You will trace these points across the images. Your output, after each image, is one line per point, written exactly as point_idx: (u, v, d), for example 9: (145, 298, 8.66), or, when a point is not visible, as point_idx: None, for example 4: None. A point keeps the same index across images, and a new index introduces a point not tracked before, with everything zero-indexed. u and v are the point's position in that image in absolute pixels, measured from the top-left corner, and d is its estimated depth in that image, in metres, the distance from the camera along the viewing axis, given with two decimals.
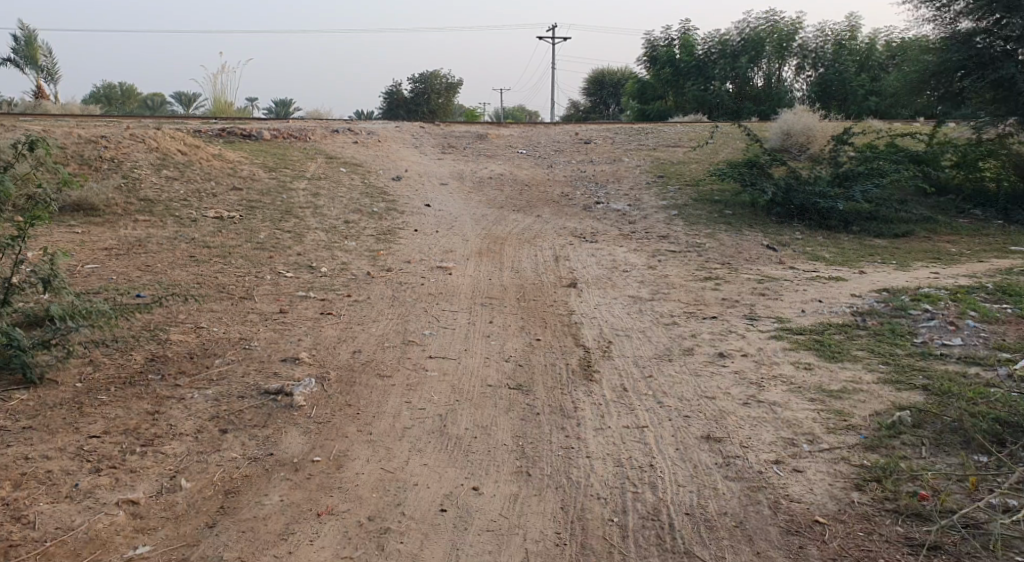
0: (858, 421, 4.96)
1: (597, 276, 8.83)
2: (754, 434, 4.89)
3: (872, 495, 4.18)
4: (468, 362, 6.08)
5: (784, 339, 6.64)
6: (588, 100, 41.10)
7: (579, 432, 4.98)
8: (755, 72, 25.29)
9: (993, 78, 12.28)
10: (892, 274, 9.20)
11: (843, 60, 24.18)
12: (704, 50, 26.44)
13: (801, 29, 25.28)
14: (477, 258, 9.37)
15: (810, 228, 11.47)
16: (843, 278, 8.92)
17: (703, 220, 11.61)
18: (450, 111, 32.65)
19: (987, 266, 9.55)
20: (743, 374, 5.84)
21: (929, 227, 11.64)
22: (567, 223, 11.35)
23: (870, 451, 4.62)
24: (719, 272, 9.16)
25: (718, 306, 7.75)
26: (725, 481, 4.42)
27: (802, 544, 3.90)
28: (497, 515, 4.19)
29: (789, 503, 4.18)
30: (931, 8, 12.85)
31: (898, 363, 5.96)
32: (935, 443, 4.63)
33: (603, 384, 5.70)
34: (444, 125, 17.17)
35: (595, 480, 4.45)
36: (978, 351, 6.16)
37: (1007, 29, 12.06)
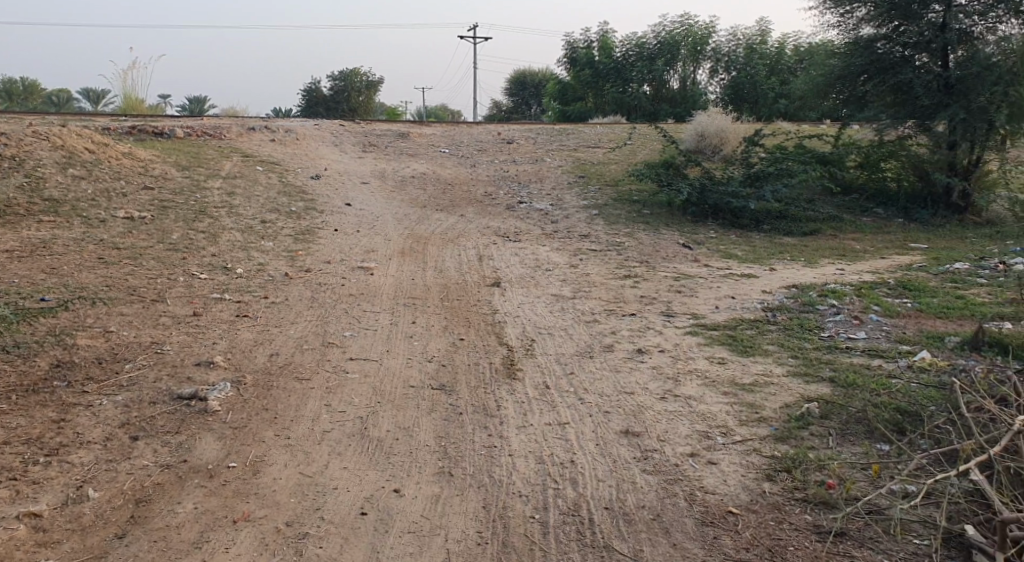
0: (768, 414, 5.13)
1: (519, 274, 8.88)
2: (671, 428, 4.99)
3: (783, 485, 4.32)
4: (389, 363, 6.04)
5: (699, 335, 6.81)
6: (510, 100, 41.30)
7: (500, 430, 5.00)
8: (671, 75, 25.94)
9: (893, 82, 12.83)
10: (801, 270, 9.53)
11: (754, 65, 24.85)
12: (622, 52, 26.78)
13: (714, 33, 26.16)
14: (399, 258, 9.31)
15: (725, 228, 11.80)
16: (755, 275, 9.20)
17: (623, 219, 11.79)
18: (371, 109, 32.36)
19: (889, 262, 9.99)
20: (660, 370, 5.96)
21: (836, 225, 12.12)
22: (489, 222, 11.36)
23: (780, 442, 4.77)
24: (638, 270, 9.32)
25: (637, 303, 7.89)
26: (643, 475, 4.50)
27: (716, 534, 3.98)
28: (419, 517, 4.17)
29: (704, 495, 4.29)
30: (835, 14, 13.34)
31: (805, 356, 6.18)
32: (841, 433, 4.82)
33: (526, 382, 5.74)
34: (364, 123, 16.99)
35: (517, 479, 4.47)
36: (880, 344, 6.43)
37: (904, 36, 12.59)
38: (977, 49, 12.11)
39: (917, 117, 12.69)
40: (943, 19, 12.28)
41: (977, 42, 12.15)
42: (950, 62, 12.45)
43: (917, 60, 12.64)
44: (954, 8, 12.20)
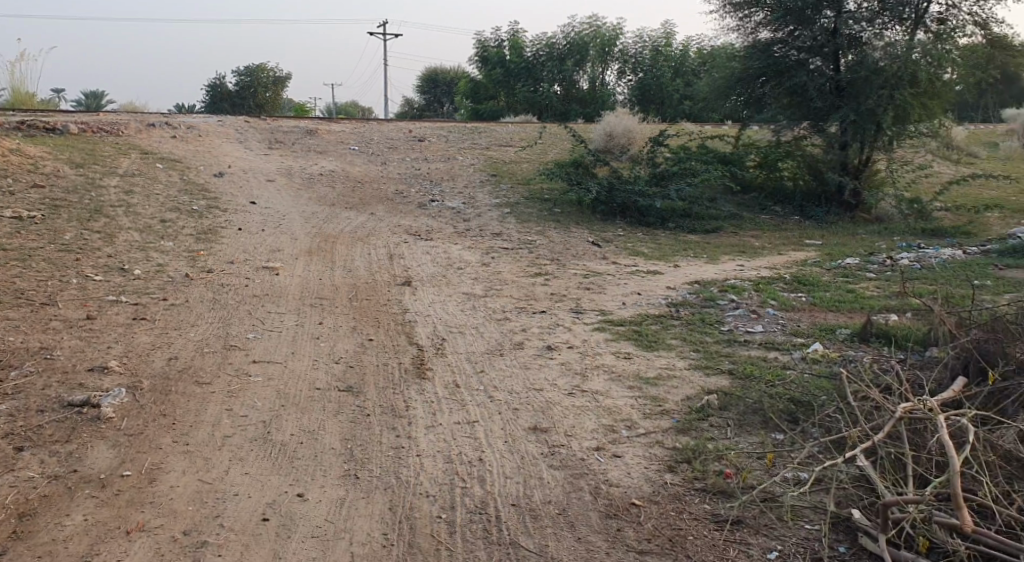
0: (671, 406, 5.25)
1: (430, 273, 8.84)
2: (577, 423, 5.06)
3: (684, 476, 4.43)
4: (294, 365, 5.93)
5: (606, 331, 6.92)
6: (421, 98, 41.04)
7: (408, 431, 4.98)
8: (580, 75, 26.44)
9: (788, 85, 13.32)
10: (704, 266, 9.79)
11: (661, 65, 25.63)
12: (532, 52, 26.89)
13: (622, 35, 26.95)
14: (306, 257, 9.15)
15: (632, 225, 12.03)
16: (660, 272, 9.40)
17: (534, 217, 11.88)
18: (278, 106, 31.63)
19: (786, 258, 10.37)
20: (568, 366, 6.04)
21: (737, 223, 12.51)
22: (400, 221, 11.28)
23: (682, 434, 4.90)
24: (549, 268, 9.41)
25: (547, 301, 7.97)
26: (550, 470, 4.55)
27: (620, 526, 4.03)
28: (322, 521, 4.11)
29: (609, 488, 4.35)
30: (734, 18, 13.70)
31: (706, 349, 6.36)
32: (739, 424, 4.98)
33: (435, 382, 5.72)
34: (271, 120, 16.62)
35: (424, 479, 4.45)
36: (776, 336, 6.67)
37: (799, 40, 13.08)
38: (865, 54, 12.64)
39: (812, 118, 13.34)
40: (834, 24, 12.79)
41: (865, 47, 12.67)
42: (841, 66, 13.00)
43: (811, 64, 13.14)
44: (844, 14, 12.72)
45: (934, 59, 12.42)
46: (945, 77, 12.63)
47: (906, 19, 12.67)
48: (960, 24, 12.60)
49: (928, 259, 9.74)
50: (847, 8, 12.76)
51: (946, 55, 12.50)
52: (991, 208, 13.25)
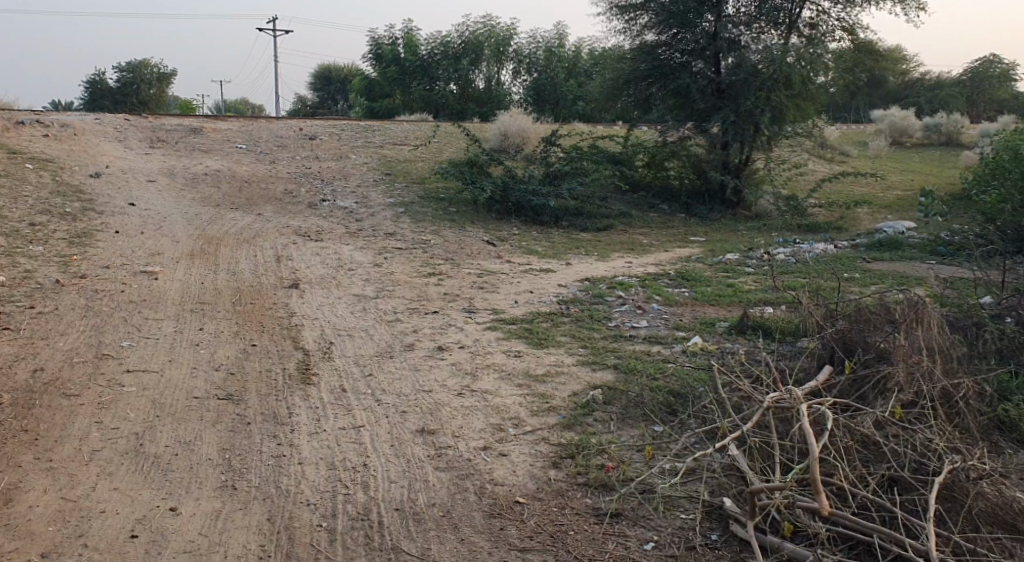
0: (558, 403, 5.31)
1: (320, 275, 8.68)
2: (465, 423, 5.05)
3: (568, 472, 4.48)
4: (171, 374, 5.70)
5: (498, 329, 6.94)
6: (315, 95, 40.33)
7: (291, 439, 4.86)
8: (476, 74, 26.32)
9: (673, 87, 13.67)
10: (594, 264, 9.96)
11: (555, 67, 26.07)
12: (427, 51, 26.68)
13: (516, 35, 27.00)
14: (188, 260, 8.82)
15: (526, 224, 12.12)
16: (552, 270, 9.49)
17: (428, 217, 11.81)
18: (164, 103, 30.48)
19: (673, 255, 10.66)
20: (458, 365, 6.03)
21: (626, 221, 12.78)
22: (289, 221, 11.01)
23: (567, 429, 4.96)
24: (442, 268, 9.37)
25: (439, 301, 7.92)
26: (436, 472, 4.51)
27: (503, 525, 4.02)
28: (196, 536, 3.96)
29: (494, 487, 4.34)
30: (621, 20, 13.91)
31: (594, 346, 6.45)
32: (622, 418, 5.07)
33: (321, 387, 5.61)
34: (152, 118, 15.97)
35: (305, 487, 4.35)
36: (659, 331, 6.85)
37: (682, 43, 13.53)
38: (744, 57, 13.10)
39: (695, 119, 13.75)
40: (714, 28, 13.17)
41: (744, 51, 13.14)
42: (722, 68, 13.39)
43: (694, 66, 13.55)
44: (724, 19, 13.16)
45: (807, 62, 12.99)
46: (818, 80, 13.22)
47: (781, 23, 13.19)
48: (829, 29, 13.21)
49: (802, 253, 10.18)
50: (726, 12, 13.20)
51: (818, 59, 13.09)
52: (860, 204, 13.96)
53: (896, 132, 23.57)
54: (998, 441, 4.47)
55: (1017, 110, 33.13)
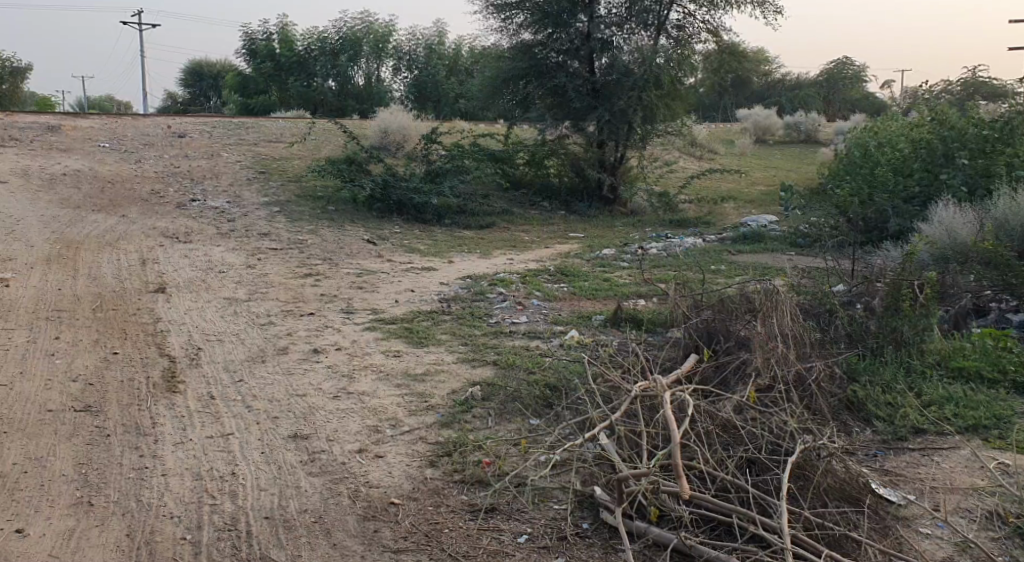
0: (436, 401, 5.29)
1: (189, 278, 8.35)
2: (341, 426, 4.97)
3: (444, 470, 4.45)
4: (23, 387, 5.36)
5: (376, 329, 6.86)
6: (186, 91, 38.76)
7: (154, 450, 4.65)
8: (356, 70, 25.66)
9: (550, 86, 13.74)
10: (476, 261, 10.00)
11: (434, 64, 25.99)
12: (304, 46, 25.86)
13: (395, 32, 26.66)
14: (44, 265, 8.31)
15: (408, 222, 12.05)
16: (434, 268, 9.45)
17: (305, 216, 11.54)
18: (20, 99, 28.63)
19: (552, 251, 10.81)
20: (335, 368, 5.92)
21: (508, 218, 12.87)
22: (156, 222, 10.55)
23: (445, 427, 4.94)
24: (319, 268, 9.19)
25: (316, 302, 7.76)
26: (308, 477, 4.41)
27: (377, 527, 3.97)
28: (46, 557, 3.74)
29: (368, 490, 4.28)
30: (497, 19, 13.89)
31: (474, 342, 6.47)
32: (500, 413, 5.10)
33: (187, 394, 5.39)
34: (3, 114, 14.95)
35: (169, 499, 4.18)
36: (538, 325, 6.95)
37: (558, 43, 13.56)
38: (617, 57, 13.38)
39: (572, 118, 13.98)
40: (587, 28, 13.43)
41: (616, 51, 13.45)
42: (596, 68, 13.68)
43: (570, 66, 13.67)
44: (596, 19, 13.40)
45: (675, 63, 13.49)
46: (686, 80, 13.77)
47: (650, 25, 13.53)
48: (696, 31, 13.69)
49: (674, 247, 10.53)
50: (598, 13, 13.45)
51: (686, 60, 13.60)
52: (727, 200, 14.55)
53: (760, 130, 24.69)
54: (848, 420, 4.73)
55: (868, 110, 35.31)
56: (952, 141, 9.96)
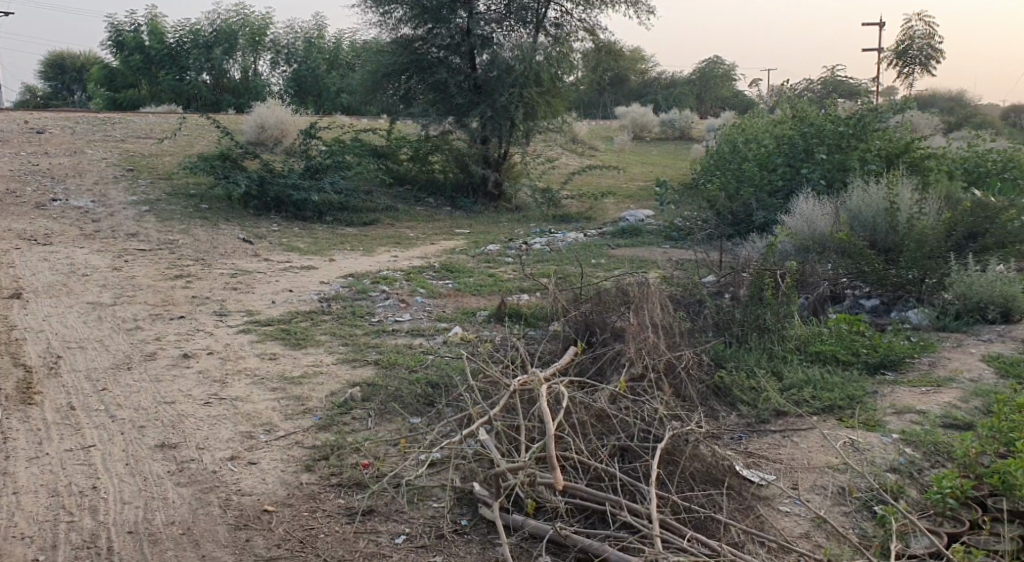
0: (313, 404, 5.18)
1: (49, 282, 7.88)
2: (212, 433, 4.80)
3: (321, 473, 4.35)
4: None
5: (251, 331, 6.67)
6: (46, 85, 36.44)
7: (7, 466, 4.37)
8: (230, 64, 24.39)
9: (431, 81, 13.65)
10: (358, 259, 9.84)
11: (314, 58, 25.35)
12: (175, 39, 24.39)
13: (272, 25, 25.56)
14: None
15: (287, 220, 11.77)
16: (313, 267, 9.25)
17: (177, 215, 11.08)
18: None
19: (435, 247, 10.77)
20: (207, 373, 5.71)
21: (391, 215, 12.74)
22: (12, 224, 9.90)
23: (322, 430, 4.84)
24: (191, 269, 8.84)
25: (188, 305, 7.47)
26: (176, 488, 4.24)
27: (249, 536, 3.85)
28: None
29: (239, 498, 4.15)
30: (376, 13, 13.71)
31: (354, 342, 6.37)
32: (379, 414, 5.03)
33: (45, 406, 5.09)
34: None
35: (22, 518, 3.94)
36: (421, 323, 6.91)
37: (438, 38, 13.47)
38: (497, 53, 13.40)
39: (455, 114, 13.93)
40: (467, 24, 13.36)
41: (496, 48, 13.45)
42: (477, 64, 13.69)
43: (451, 61, 13.66)
44: (475, 15, 13.35)
45: (555, 61, 13.62)
46: (565, 78, 13.93)
47: (529, 22, 13.56)
48: (573, 29, 13.88)
49: (557, 242, 10.68)
50: (477, 9, 13.42)
51: (564, 58, 13.76)
52: (607, 196, 14.86)
53: (638, 127, 25.32)
54: (715, 406, 4.92)
55: (737, 107, 36.84)
56: (811, 137, 10.50)
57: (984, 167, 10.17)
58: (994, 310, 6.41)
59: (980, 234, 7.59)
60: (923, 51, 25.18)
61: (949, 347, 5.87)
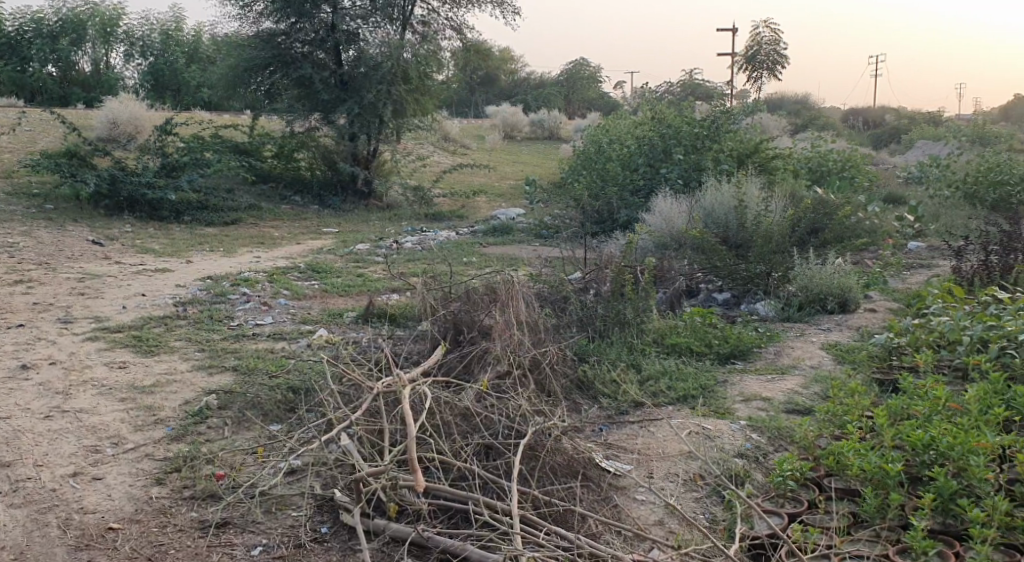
0: (166, 414, 4.95)
1: None
2: (52, 448, 4.51)
3: (172, 486, 4.16)
4: None
5: (99, 339, 6.31)
6: None
7: None
8: (80, 56, 23.18)
9: (295, 77, 13.27)
10: (219, 260, 9.50)
11: (173, 52, 24.12)
12: (15, 26, 22.24)
13: (125, 15, 24.04)
14: None
15: (141, 220, 11.21)
16: (169, 269, 8.86)
17: (17, 216, 10.35)
18: None
19: (302, 247, 10.51)
20: (48, 385, 5.35)
21: (254, 214, 12.36)
22: None
23: (176, 441, 4.63)
24: (33, 274, 8.28)
25: (29, 312, 7.00)
26: (9, 510, 3.95)
27: (91, 557, 3.64)
28: None
29: (81, 517, 3.91)
30: (235, 6, 13.24)
31: (212, 347, 6.13)
32: (236, 422, 4.85)
33: None
34: None
35: None
36: (284, 326, 6.73)
37: (300, 33, 13.12)
38: (363, 50, 13.19)
39: (320, 110, 13.61)
40: (331, 19, 13.10)
41: (361, 43, 13.25)
42: (343, 60, 13.44)
43: (315, 56, 13.31)
44: (340, 11, 13.11)
45: (423, 58, 13.52)
46: (434, 76, 13.85)
47: (396, 19, 13.44)
48: (440, 27, 13.87)
49: (427, 241, 10.63)
50: (342, 4, 13.17)
51: (433, 55, 13.68)
52: (478, 194, 14.92)
53: (509, 127, 25.56)
54: (577, 400, 5.02)
55: (603, 108, 37.77)
56: (670, 138, 10.88)
57: (827, 166, 10.86)
58: (833, 301, 6.80)
59: (822, 228, 8.09)
60: (771, 56, 26.56)
61: (793, 336, 6.21)
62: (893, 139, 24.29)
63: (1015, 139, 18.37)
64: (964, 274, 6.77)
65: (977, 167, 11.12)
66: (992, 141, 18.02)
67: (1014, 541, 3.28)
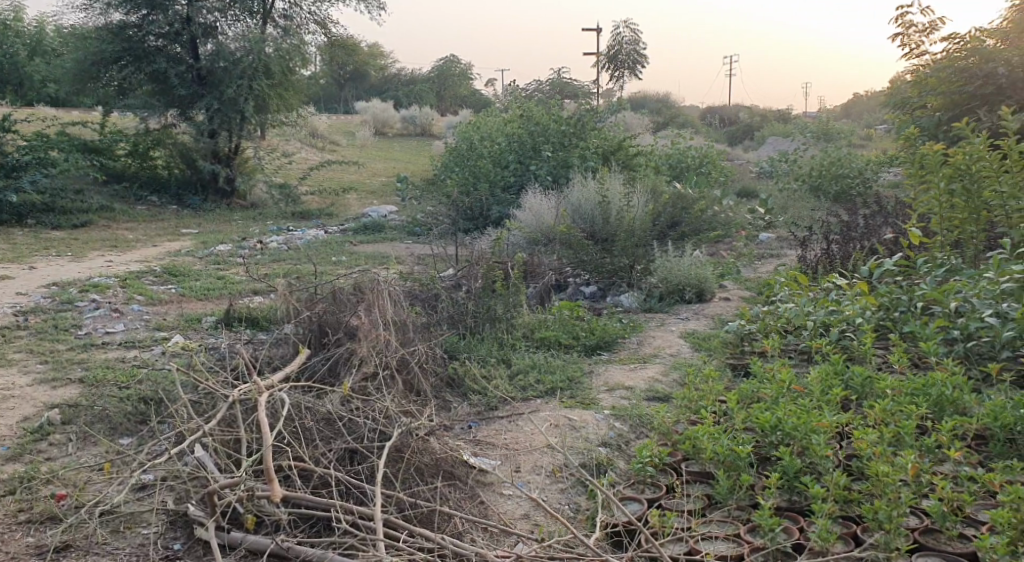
0: (2, 432, 4.61)
1: None
2: None
3: (6, 511, 3.87)
4: None
5: None
6: None
7: None
8: None
9: (149, 71, 12.64)
10: (66, 265, 8.93)
11: (11, 43, 22.29)
12: None
13: None
14: None
15: None
16: (10, 276, 8.26)
17: None
18: None
19: (158, 249, 10.02)
20: None
21: (106, 215, 11.70)
22: None
23: (12, 461, 4.32)
24: None
25: None
26: None
27: None
28: None
29: None
30: None
31: (56, 358, 5.75)
32: (81, 437, 4.57)
33: None
34: None
35: None
36: (137, 333, 6.38)
37: (154, 25, 12.41)
38: (222, 43, 12.77)
39: (177, 106, 13.04)
40: (187, 11, 12.46)
41: (219, 38, 12.81)
42: (200, 55, 12.91)
43: (171, 50, 12.72)
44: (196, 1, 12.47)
45: (285, 53, 13.09)
46: (298, 72, 13.50)
47: (256, 12, 13.09)
48: (303, 22, 13.56)
49: (294, 240, 10.37)
50: None
51: (295, 49, 13.23)
52: (347, 192, 14.65)
53: (379, 123, 25.21)
54: (446, 398, 5.00)
55: (473, 105, 37.83)
56: (538, 136, 11.05)
57: (685, 162, 11.28)
58: (690, 292, 7.05)
59: (681, 222, 8.41)
60: (631, 56, 27.36)
61: (654, 326, 6.41)
62: (747, 135, 25.43)
63: (854, 135, 19.63)
64: (809, 263, 7.16)
65: (820, 162, 11.81)
66: (834, 138, 19.17)
67: (851, 513, 3.51)
